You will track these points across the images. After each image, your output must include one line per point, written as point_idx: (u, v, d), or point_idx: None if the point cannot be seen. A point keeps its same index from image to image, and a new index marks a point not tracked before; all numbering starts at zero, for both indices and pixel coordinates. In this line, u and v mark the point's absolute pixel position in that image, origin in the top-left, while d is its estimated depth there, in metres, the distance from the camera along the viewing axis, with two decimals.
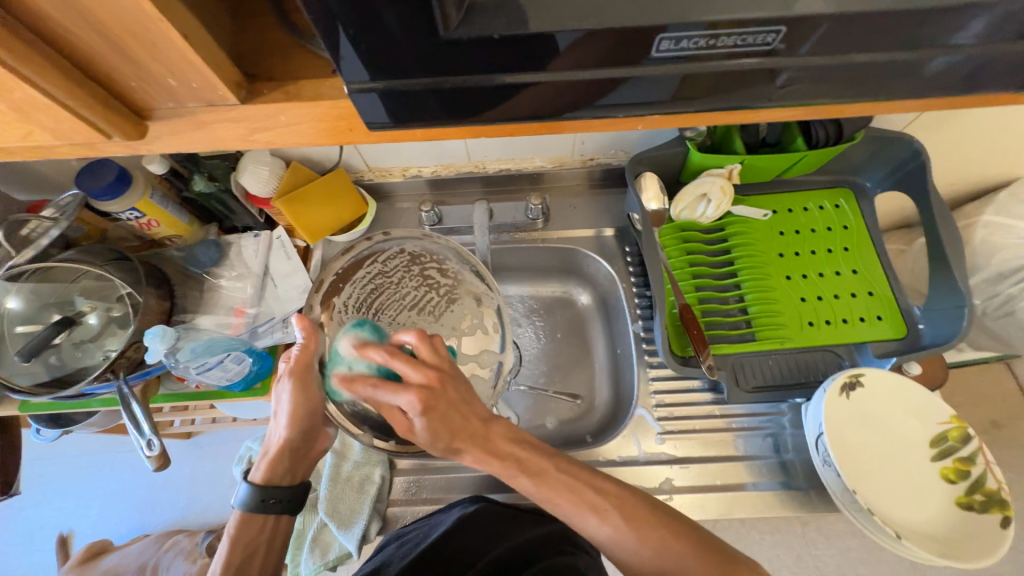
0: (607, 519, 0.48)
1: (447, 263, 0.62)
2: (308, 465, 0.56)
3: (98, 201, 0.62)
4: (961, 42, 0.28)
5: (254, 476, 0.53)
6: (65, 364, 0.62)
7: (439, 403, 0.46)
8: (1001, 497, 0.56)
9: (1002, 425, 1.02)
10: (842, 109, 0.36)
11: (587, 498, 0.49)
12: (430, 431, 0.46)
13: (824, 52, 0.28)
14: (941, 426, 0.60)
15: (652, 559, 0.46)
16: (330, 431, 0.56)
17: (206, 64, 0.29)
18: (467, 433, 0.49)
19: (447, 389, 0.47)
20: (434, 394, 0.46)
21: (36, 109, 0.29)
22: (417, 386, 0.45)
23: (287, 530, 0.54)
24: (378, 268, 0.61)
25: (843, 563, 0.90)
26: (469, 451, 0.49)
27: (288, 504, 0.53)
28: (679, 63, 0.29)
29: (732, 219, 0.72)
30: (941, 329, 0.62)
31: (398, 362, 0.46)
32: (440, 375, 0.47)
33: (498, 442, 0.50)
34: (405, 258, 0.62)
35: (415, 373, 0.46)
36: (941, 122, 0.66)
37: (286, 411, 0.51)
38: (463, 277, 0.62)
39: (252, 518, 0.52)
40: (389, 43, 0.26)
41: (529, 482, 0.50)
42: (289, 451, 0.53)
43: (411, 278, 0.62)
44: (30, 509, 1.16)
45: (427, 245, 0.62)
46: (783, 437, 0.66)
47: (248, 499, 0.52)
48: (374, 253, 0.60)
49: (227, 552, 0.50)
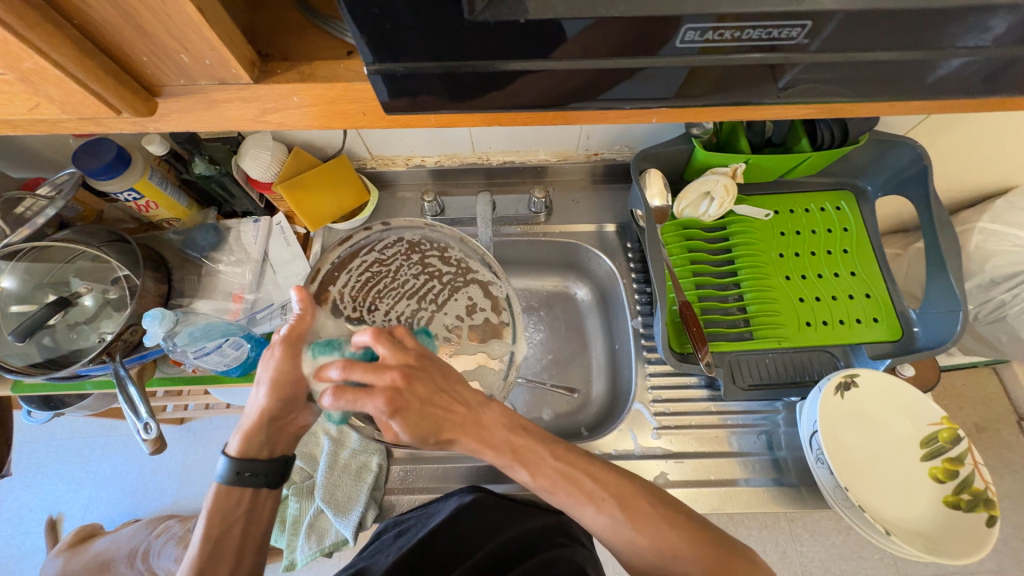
0: (590, 499, 0.49)
1: (449, 251, 0.64)
2: (293, 442, 0.55)
3: (96, 181, 0.61)
4: (977, 44, 0.28)
5: (231, 448, 0.52)
6: (59, 345, 0.61)
7: (409, 401, 0.45)
8: (987, 496, 0.57)
9: (985, 429, 1.04)
10: (852, 109, 0.36)
11: (589, 499, 0.49)
12: (412, 430, 0.46)
13: (845, 49, 0.28)
14: (932, 427, 0.61)
15: (644, 555, 0.47)
16: (316, 409, 0.54)
17: (221, 40, 0.28)
18: (455, 424, 0.49)
19: (415, 383, 0.46)
20: (401, 393, 0.45)
21: (45, 81, 0.29)
22: (385, 386, 0.44)
23: (266, 506, 0.53)
24: (376, 257, 0.62)
25: (827, 559, 0.92)
26: (461, 440, 0.49)
27: (266, 478, 0.52)
28: (700, 54, 0.29)
29: (734, 217, 0.72)
30: (934, 333, 0.63)
31: (358, 370, 0.44)
32: (405, 373, 0.46)
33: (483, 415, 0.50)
34: (403, 248, 0.63)
35: (378, 377, 0.44)
36: (946, 126, 0.66)
37: (267, 382, 0.49)
38: (466, 264, 0.63)
39: (229, 492, 0.51)
40: (410, 24, 0.26)
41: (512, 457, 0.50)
42: (269, 423, 0.51)
43: (410, 266, 0.63)
44: (18, 491, 1.15)
45: (424, 237, 0.64)
46: (777, 434, 0.67)
47: (225, 472, 0.51)
48: (374, 245, 0.63)
49: (205, 523, 0.50)
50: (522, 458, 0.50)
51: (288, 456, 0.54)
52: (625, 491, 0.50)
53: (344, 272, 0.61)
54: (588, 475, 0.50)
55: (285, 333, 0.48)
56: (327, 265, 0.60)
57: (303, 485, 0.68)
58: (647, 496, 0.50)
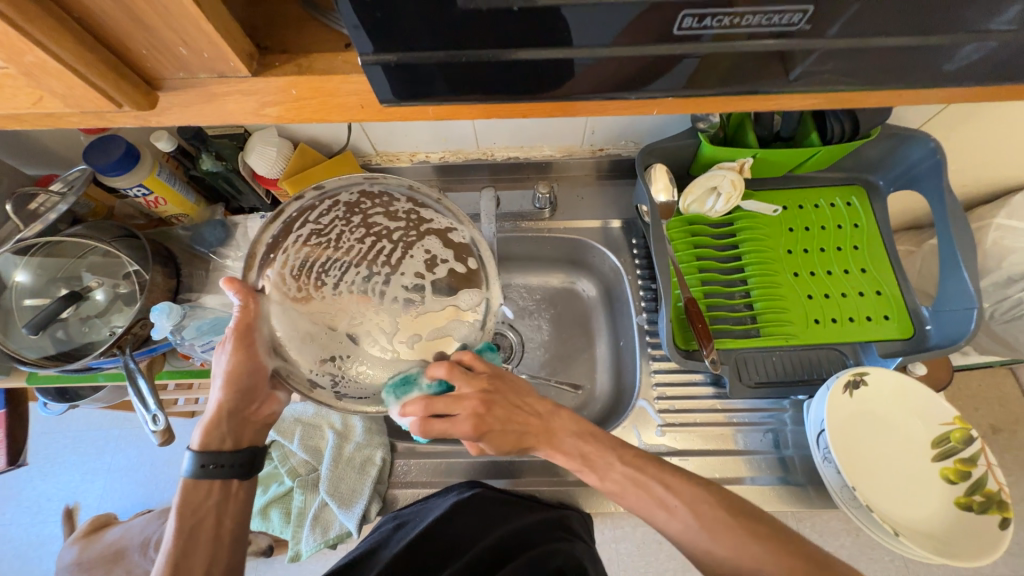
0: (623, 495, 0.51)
1: (396, 202, 0.53)
2: (257, 433, 0.55)
3: (106, 177, 0.62)
4: (994, 28, 0.27)
5: (193, 443, 0.53)
6: (72, 338, 0.63)
7: (492, 421, 0.50)
8: (1000, 498, 0.56)
9: (1001, 430, 1.02)
10: (864, 99, 0.35)
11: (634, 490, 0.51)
12: (496, 448, 0.52)
13: (851, 35, 0.28)
14: (944, 427, 0.60)
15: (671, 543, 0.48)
16: (278, 396, 0.55)
17: (219, 33, 0.29)
18: (531, 432, 0.53)
19: (494, 407, 0.51)
20: (483, 415, 0.50)
21: (48, 75, 0.29)
22: (471, 411, 0.49)
23: (240, 500, 0.54)
24: (312, 229, 0.50)
25: None
26: (525, 443, 0.53)
27: (231, 470, 0.52)
28: (701, 43, 0.28)
29: (742, 213, 0.71)
30: (947, 332, 0.62)
31: (443, 403, 0.47)
32: (486, 396, 0.50)
33: (543, 416, 0.54)
34: (341, 209, 0.51)
35: (461, 407, 0.48)
36: (961, 118, 0.65)
37: (223, 372, 0.50)
38: (418, 214, 0.53)
39: (196, 486, 0.51)
40: (400, 13, 0.26)
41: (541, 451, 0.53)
42: (231, 411, 0.52)
43: (352, 229, 0.52)
44: (37, 481, 1.18)
45: (366, 189, 0.52)
46: (783, 433, 0.66)
47: (190, 467, 0.51)
48: (303, 213, 0.50)
49: (175, 517, 0.50)
50: (562, 446, 0.53)
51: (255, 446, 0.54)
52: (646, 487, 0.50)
53: (280, 255, 0.49)
54: (631, 467, 0.51)
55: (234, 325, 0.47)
56: (260, 251, 0.49)
57: (308, 478, 0.68)
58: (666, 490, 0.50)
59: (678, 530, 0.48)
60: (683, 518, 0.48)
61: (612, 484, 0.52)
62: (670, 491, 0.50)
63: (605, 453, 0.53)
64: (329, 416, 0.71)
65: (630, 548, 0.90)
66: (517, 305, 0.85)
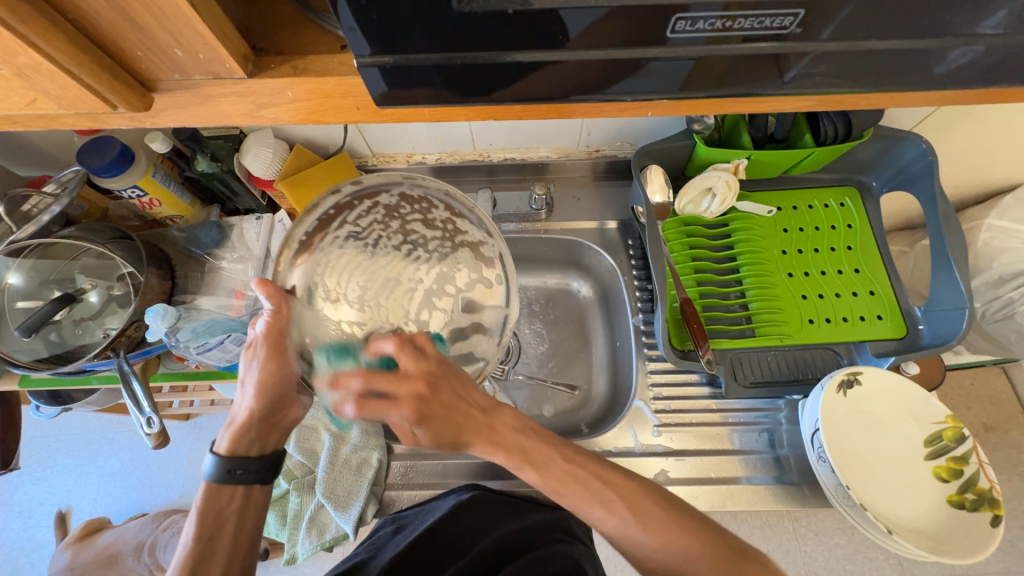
0: (608, 506, 0.48)
1: (433, 210, 0.53)
2: (281, 437, 0.55)
3: (100, 178, 0.61)
4: (982, 32, 0.28)
5: (219, 447, 0.52)
6: (65, 341, 0.62)
7: (433, 408, 0.46)
8: (992, 496, 0.57)
9: (993, 428, 1.03)
10: (856, 101, 0.35)
11: (594, 490, 0.48)
12: (431, 436, 0.47)
13: (842, 38, 0.28)
14: (936, 426, 0.60)
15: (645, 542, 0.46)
16: (304, 401, 0.54)
17: (214, 34, 0.29)
18: (471, 427, 0.48)
19: (439, 393, 0.46)
20: (424, 400, 0.45)
21: (41, 76, 0.29)
22: (410, 394, 0.44)
23: (259, 504, 0.53)
24: (348, 228, 0.50)
25: (831, 560, 0.91)
26: (471, 441, 0.49)
27: (260, 475, 0.52)
28: (694, 45, 0.29)
29: (737, 214, 0.72)
30: (939, 331, 0.62)
31: (381, 381, 0.43)
32: (429, 381, 0.45)
33: (502, 432, 0.50)
34: (379, 212, 0.52)
35: (399, 388, 0.44)
36: (952, 120, 0.65)
37: (252, 379, 0.49)
38: (454, 224, 0.53)
39: (220, 490, 0.51)
40: (394, 15, 0.26)
41: (531, 473, 0.49)
42: (260, 418, 0.51)
43: (389, 234, 0.52)
44: (29, 485, 1.16)
45: (405, 194, 0.53)
46: (779, 432, 0.67)
47: (215, 471, 0.51)
48: (343, 212, 0.50)
49: (195, 522, 0.50)
50: (503, 442, 0.49)
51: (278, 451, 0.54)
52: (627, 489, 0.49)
53: (315, 249, 0.49)
54: (575, 464, 0.50)
55: (267, 331, 0.47)
56: (295, 243, 0.49)
57: (304, 480, 0.68)
58: (641, 488, 0.49)
59: (619, 528, 0.47)
60: (620, 516, 0.47)
61: (546, 478, 0.49)
62: (608, 487, 0.49)
63: (545, 449, 0.50)
64: (325, 417, 0.70)
65: None
66: None
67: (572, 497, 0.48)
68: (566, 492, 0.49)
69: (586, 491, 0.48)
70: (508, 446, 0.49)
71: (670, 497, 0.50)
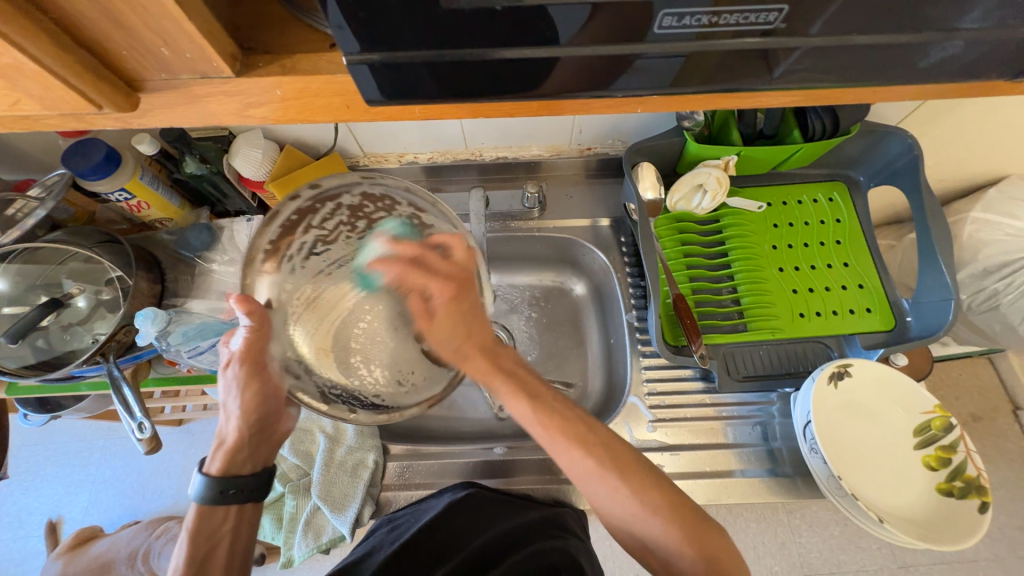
0: (593, 456, 0.47)
1: (397, 206, 0.54)
2: (274, 453, 0.54)
3: (86, 181, 0.60)
4: (963, 26, 0.28)
5: (209, 468, 0.50)
6: (53, 347, 0.61)
7: (461, 303, 0.51)
8: (979, 483, 0.58)
9: (980, 418, 1.05)
10: (843, 95, 0.36)
11: (577, 432, 0.48)
12: (444, 331, 0.51)
13: (827, 33, 0.28)
14: (925, 416, 0.61)
15: (630, 504, 0.46)
16: (291, 412, 0.54)
17: (201, 33, 0.28)
18: (479, 342, 0.52)
19: (469, 296, 0.51)
20: (458, 292, 0.51)
21: (24, 76, 0.28)
22: (448, 279, 0.50)
23: (252, 523, 0.51)
24: (315, 233, 0.51)
25: (825, 550, 0.92)
26: (474, 356, 0.51)
27: (254, 493, 0.50)
28: (682, 41, 0.29)
29: (727, 210, 0.73)
30: (927, 323, 0.63)
31: (431, 259, 0.51)
32: (464, 281, 0.51)
33: (504, 359, 0.52)
34: (344, 213, 0.52)
35: (446, 270, 0.51)
36: (937, 115, 0.66)
37: (234, 402, 0.49)
38: (419, 218, 0.53)
39: (212, 511, 0.48)
40: (384, 11, 0.26)
41: (526, 403, 0.49)
42: (249, 438, 0.51)
43: (356, 235, 0.53)
44: (18, 495, 1.15)
45: (367, 191, 0.53)
46: (772, 425, 0.67)
47: (206, 492, 0.48)
48: (306, 218, 0.50)
49: (187, 546, 0.47)
50: (503, 368, 0.51)
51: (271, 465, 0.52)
52: (612, 444, 0.48)
53: (280, 260, 0.49)
54: (563, 406, 0.50)
55: (241, 350, 0.47)
56: (259, 258, 0.48)
57: (299, 483, 0.67)
58: (625, 446, 0.49)
59: (593, 475, 0.47)
60: (598, 459, 0.47)
61: (536, 409, 0.49)
62: (591, 432, 0.48)
63: (541, 389, 0.51)
64: (320, 419, 0.70)
65: None
66: (508, 304, 0.85)
67: (550, 431, 0.48)
68: (549, 425, 0.48)
69: (567, 430, 0.48)
70: (505, 370, 0.51)
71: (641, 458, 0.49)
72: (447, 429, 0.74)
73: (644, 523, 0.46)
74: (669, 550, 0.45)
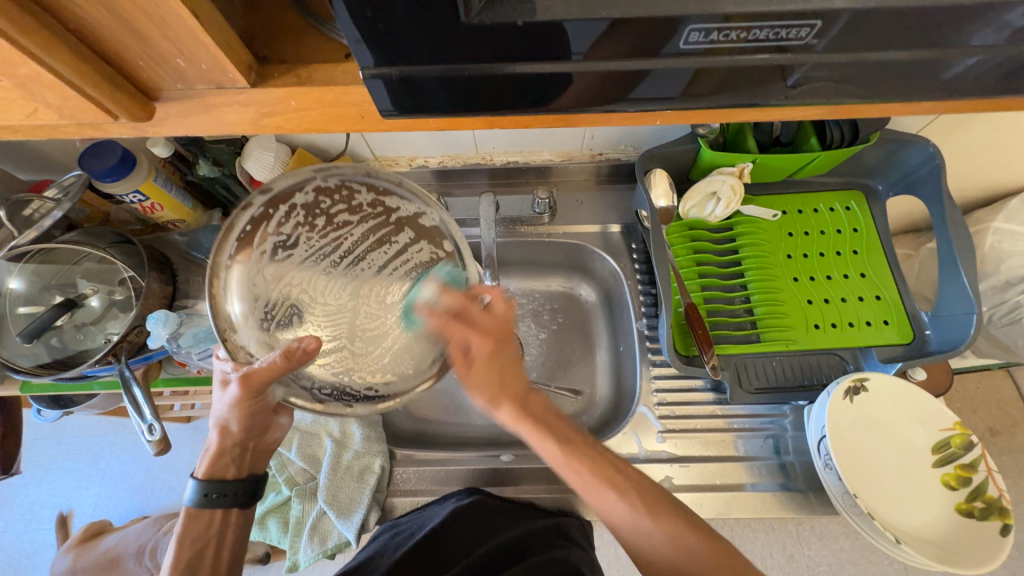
0: (626, 498, 0.50)
1: (355, 195, 0.52)
2: (260, 460, 0.57)
3: (101, 183, 0.61)
4: (996, 43, 0.27)
5: (199, 471, 0.53)
6: (66, 346, 0.62)
7: (500, 352, 0.54)
8: (1001, 504, 0.56)
9: (999, 432, 1.02)
10: (869, 109, 0.35)
11: (610, 479, 0.51)
12: (479, 382, 0.53)
13: (854, 48, 0.28)
14: (944, 433, 0.60)
15: (663, 545, 0.48)
16: (281, 422, 0.56)
17: (216, 43, 0.28)
18: (513, 391, 0.54)
19: (505, 348, 0.54)
20: (499, 342, 0.54)
21: (42, 87, 0.29)
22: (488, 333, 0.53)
23: (239, 526, 0.54)
24: (274, 241, 0.49)
25: (835, 564, 0.91)
26: (506, 406, 0.53)
27: (237, 499, 0.53)
28: (705, 55, 0.28)
29: (742, 218, 0.71)
30: (948, 336, 0.62)
31: (472, 309, 0.53)
32: (502, 330, 0.54)
33: (534, 405, 0.54)
34: (299, 214, 0.50)
35: (487, 321, 0.53)
36: (961, 124, 0.65)
37: (228, 415, 0.50)
38: (382, 204, 0.53)
39: (199, 514, 0.52)
40: (402, 25, 0.25)
41: (557, 445, 0.52)
42: (236, 446, 0.53)
43: (317, 233, 0.51)
44: (31, 488, 1.16)
45: (320, 185, 0.51)
46: (784, 439, 0.66)
47: (195, 495, 0.52)
48: (261, 225, 0.48)
49: (175, 549, 0.51)
50: (532, 412, 0.54)
51: (257, 475, 0.55)
52: (642, 487, 0.51)
53: (241, 275, 0.47)
54: (594, 448, 0.53)
55: (248, 378, 0.46)
56: (222, 273, 0.46)
57: (306, 487, 0.68)
58: (654, 489, 0.51)
59: (630, 517, 0.50)
60: (631, 503, 0.50)
61: (568, 452, 0.52)
62: (623, 476, 0.52)
63: (569, 431, 0.54)
64: (327, 423, 0.70)
65: None
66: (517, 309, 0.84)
67: (588, 475, 0.51)
68: (579, 470, 0.51)
69: (600, 472, 0.51)
70: (535, 416, 0.54)
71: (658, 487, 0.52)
72: (453, 434, 0.74)
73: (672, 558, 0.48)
74: None
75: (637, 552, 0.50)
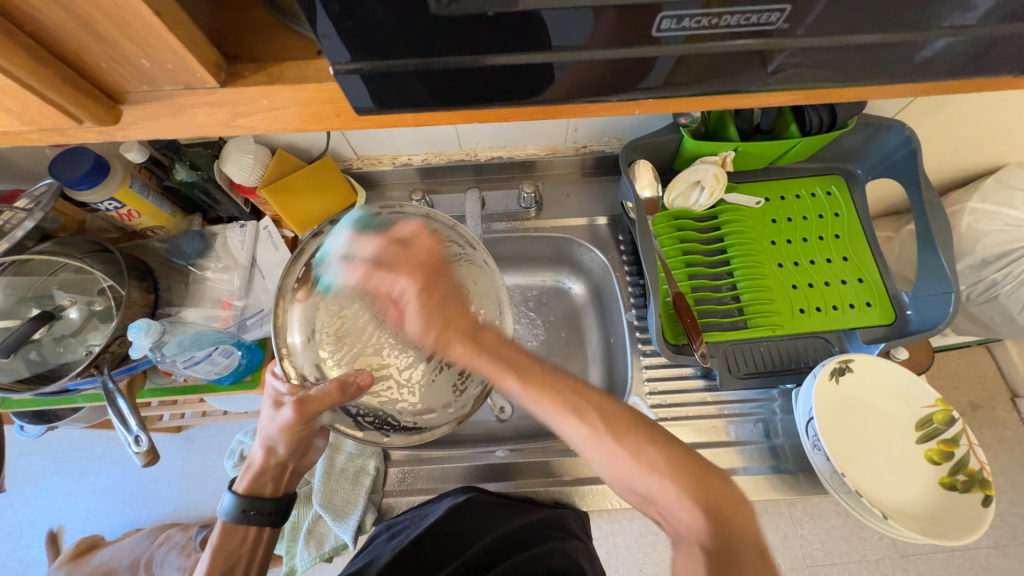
0: (586, 420, 0.46)
1: None
2: (295, 478, 0.57)
3: (72, 190, 0.59)
4: (963, 24, 0.28)
5: (238, 487, 0.54)
6: (45, 360, 0.60)
7: (434, 287, 0.50)
8: (982, 477, 0.58)
9: (980, 407, 1.05)
10: (844, 94, 0.35)
11: (568, 400, 0.46)
12: (427, 321, 0.49)
13: (820, 33, 0.28)
14: (927, 410, 0.61)
15: (626, 465, 0.44)
16: (318, 444, 0.58)
17: (181, 42, 0.27)
18: (459, 327, 0.49)
19: (436, 286, 0.50)
20: (429, 277, 0.50)
21: (2, 92, 0.28)
22: (416, 267, 0.50)
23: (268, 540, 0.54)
24: None
25: (827, 541, 0.93)
26: (456, 346, 0.49)
27: (271, 517, 0.54)
28: (673, 44, 0.28)
29: (726, 207, 0.72)
30: (928, 315, 0.63)
31: (387, 248, 0.50)
32: (432, 268, 0.50)
33: (489, 341, 0.49)
34: None
35: (409, 257, 0.50)
36: (936, 106, 0.66)
37: (275, 437, 0.51)
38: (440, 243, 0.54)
39: (234, 530, 0.52)
40: (369, 20, 0.25)
41: (515, 380, 0.47)
42: (278, 466, 0.54)
43: None
44: (18, 505, 1.14)
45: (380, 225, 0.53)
46: (773, 422, 0.67)
47: (232, 510, 0.52)
48: None
49: (208, 561, 0.51)
50: (484, 348, 0.49)
51: (290, 493, 0.56)
52: (609, 406, 0.47)
53: (304, 302, 0.52)
54: (554, 373, 0.48)
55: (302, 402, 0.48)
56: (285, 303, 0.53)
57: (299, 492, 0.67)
58: (613, 400, 0.47)
59: (595, 442, 0.46)
60: (592, 425, 0.46)
61: (527, 386, 0.47)
62: (584, 400, 0.47)
63: (526, 365, 0.48)
64: None
65: (628, 539, 0.88)
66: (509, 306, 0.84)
67: (546, 404, 0.46)
68: (537, 399, 0.47)
69: (559, 401, 0.46)
70: (490, 352, 0.48)
71: (635, 411, 0.48)
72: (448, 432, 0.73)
73: (640, 480, 0.44)
74: (669, 507, 0.43)
75: (602, 471, 0.47)
